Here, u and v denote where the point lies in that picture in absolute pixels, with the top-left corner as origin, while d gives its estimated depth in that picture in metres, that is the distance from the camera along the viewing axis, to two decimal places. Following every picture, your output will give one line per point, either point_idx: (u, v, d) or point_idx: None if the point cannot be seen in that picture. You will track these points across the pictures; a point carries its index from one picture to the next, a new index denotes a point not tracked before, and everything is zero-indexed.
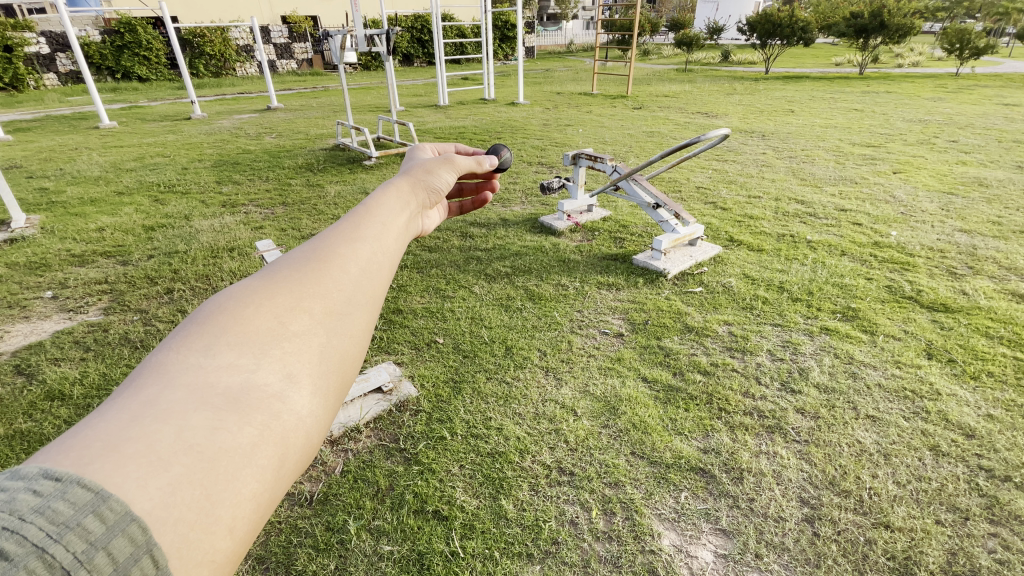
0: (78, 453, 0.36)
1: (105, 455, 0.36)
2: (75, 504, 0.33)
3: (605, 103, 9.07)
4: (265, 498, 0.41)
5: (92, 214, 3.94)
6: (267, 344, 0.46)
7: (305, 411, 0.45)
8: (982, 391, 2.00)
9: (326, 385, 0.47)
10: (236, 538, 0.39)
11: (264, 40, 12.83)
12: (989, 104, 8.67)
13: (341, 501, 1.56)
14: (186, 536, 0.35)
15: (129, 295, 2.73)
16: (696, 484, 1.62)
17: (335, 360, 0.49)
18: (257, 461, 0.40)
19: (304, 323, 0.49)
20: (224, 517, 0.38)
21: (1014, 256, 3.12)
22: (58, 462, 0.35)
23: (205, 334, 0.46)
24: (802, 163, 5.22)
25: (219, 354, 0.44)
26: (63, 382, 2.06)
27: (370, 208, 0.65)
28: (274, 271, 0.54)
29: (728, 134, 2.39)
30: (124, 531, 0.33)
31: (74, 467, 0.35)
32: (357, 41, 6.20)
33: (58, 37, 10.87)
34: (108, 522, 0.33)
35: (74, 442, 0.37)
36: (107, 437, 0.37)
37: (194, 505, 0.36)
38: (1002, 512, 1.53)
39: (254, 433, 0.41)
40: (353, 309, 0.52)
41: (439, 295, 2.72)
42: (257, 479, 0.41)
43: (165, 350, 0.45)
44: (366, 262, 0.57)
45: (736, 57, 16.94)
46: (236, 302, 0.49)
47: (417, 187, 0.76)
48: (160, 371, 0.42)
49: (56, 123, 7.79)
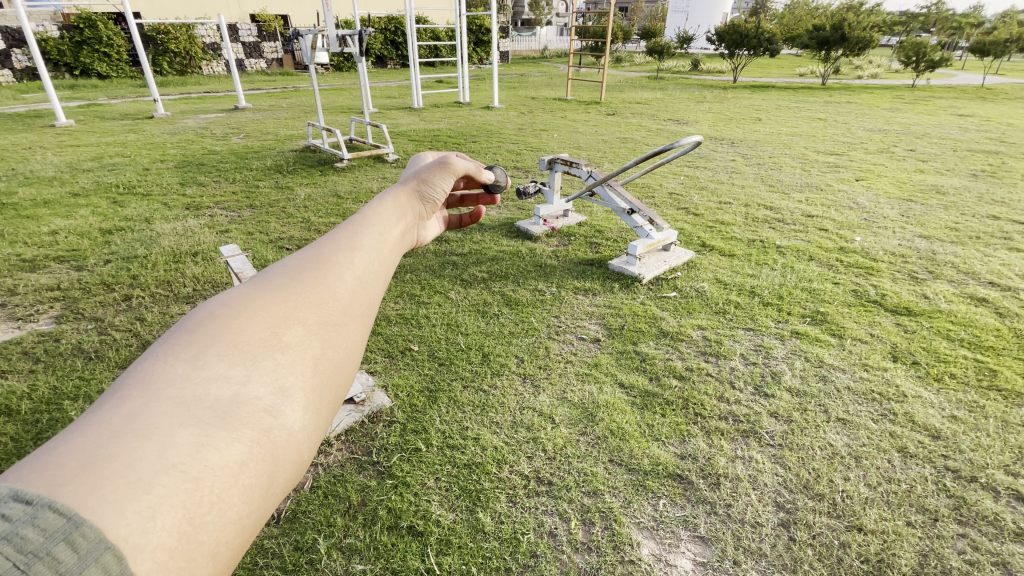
0: (54, 471, 0.33)
1: (82, 473, 0.33)
2: (46, 531, 0.30)
3: (579, 109, 9.18)
4: (254, 519, 0.39)
5: (45, 216, 3.73)
6: (260, 355, 0.44)
7: (297, 426, 0.43)
8: (945, 392, 2.06)
9: (319, 400, 0.46)
10: (220, 563, 0.36)
11: (231, 37, 12.49)
12: (943, 115, 9.09)
13: (310, 518, 1.49)
14: (165, 564, 0.32)
15: (84, 302, 2.58)
16: (674, 490, 1.61)
17: (332, 372, 0.47)
18: (244, 482, 0.38)
19: (297, 334, 0.47)
20: (208, 542, 0.35)
21: (971, 261, 3.25)
22: (29, 482, 0.32)
23: (196, 345, 0.44)
24: (770, 170, 5.36)
25: (210, 365, 0.42)
26: (9, 396, 1.92)
27: (366, 218, 0.63)
28: (268, 279, 0.52)
29: (700, 141, 2.26)
30: (96, 560, 0.29)
31: (47, 488, 0.32)
32: (329, 41, 6.05)
33: (12, 33, 10.40)
34: (79, 550, 0.30)
35: (49, 462, 0.34)
36: (83, 455, 0.34)
37: (175, 531, 0.33)
38: (969, 512, 1.56)
39: (244, 449, 0.38)
40: (348, 321, 0.51)
41: (413, 300, 2.67)
42: (245, 499, 0.38)
43: (153, 359, 0.43)
44: (363, 273, 0.55)
45: (705, 66, 17.35)
46: (226, 311, 0.47)
47: (414, 197, 0.73)
48: (148, 383, 0.40)
49: (9, 121, 7.39)
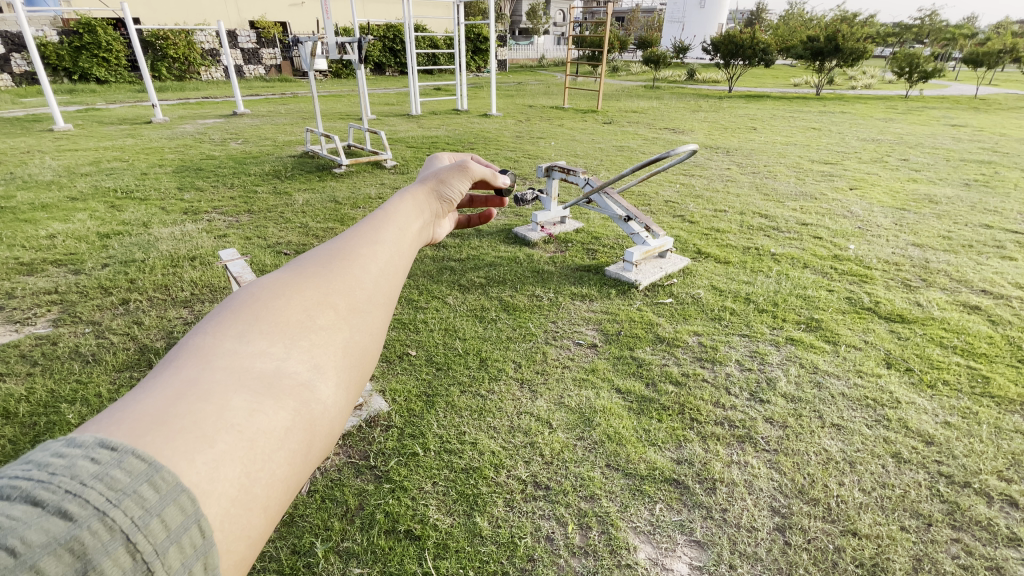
0: (131, 424, 0.36)
1: (155, 428, 0.36)
2: (130, 472, 0.33)
3: (576, 117, 9.26)
4: (298, 482, 0.41)
5: (43, 220, 3.73)
6: (297, 335, 0.45)
7: (331, 401, 0.44)
8: (939, 398, 2.08)
9: (352, 378, 0.47)
10: (270, 516, 0.39)
11: (230, 43, 12.55)
12: (936, 125, 9.20)
13: (308, 522, 1.49)
14: (228, 509, 0.36)
15: (82, 305, 2.58)
16: (670, 495, 1.62)
17: (362, 354, 0.49)
18: (288, 446, 0.40)
19: (329, 318, 0.48)
20: (260, 495, 0.38)
21: (963, 269, 3.28)
22: (111, 432, 0.36)
23: (240, 322, 0.46)
24: (765, 178, 5.41)
25: (252, 342, 0.44)
26: (7, 399, 1.92)
27: (388, 213, 0.64)
28: (301, 266, 0.54)
29: (696, 149, 2.29)
30: (176, 500, 0.34)
31: (127, 437, 0.35)
32: (328, 48, 6.09)
33: (12, 37, 10.42)
34: (161, 490, 0.34)
35: (124, 417, 0.37)
36: (154, 412, 0.37)
37: (235, 483, 0.37)
38: (963, 518, 1.58)
39: (287, 418, 0.40)
40: (375, 307, 0.51)
41: (412, 305, 2.68)
42: (289, 463, 0.40)
43: (202, 335, 0.45)
44: (389, 264, 0.56)
45: (701, 76, 17.53)
46: (265, 293, 0.49)
47: (431, 197, 0.74)
48: (200, 356, 0.42)
49: (6, 124, 7.38)
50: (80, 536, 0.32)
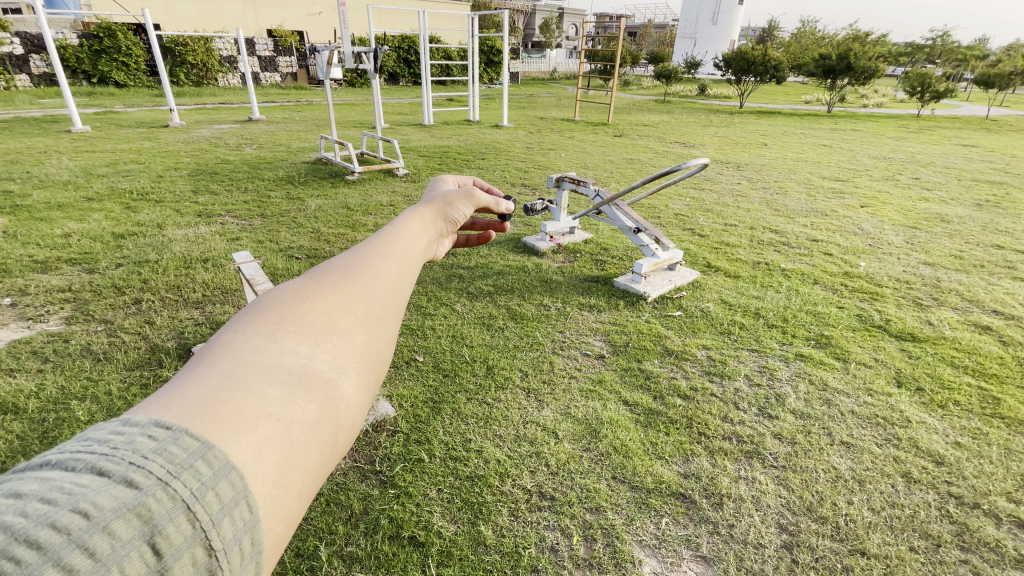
0: (179, 408, 0.38)
1: (202, 412, 0.38)
2: (186, 449, 0.35)
3: (587, 129, 9.31)
4: (325, 471, 0.42)
5: (59, 219, 3.79)
6: (321, 336, 0.47)
7: (352, 400, 0.45)
8: (949, 418, 2.05)
9: (369, 378, 0.48)
10: (302, 501, 0.41)
11: (248, 51, 12.78)
12: (948, 145, 9.15)
13: (312, 525, 1.49)
14: (270, 490, 0.38)
15: (94, 304, 2.62)
16: (676, 509, 1.60)
17: (378, 358, 0.50)
18: (318, 437, 0.41)
19: (349, 322, 0.50)
20: (296, 480, 0.40)
21: (975, 289, 3.25)
22: (162, 414, 0.37)
23: (269, 321, 0.47)
24: (776, 194, 5.39)
25: (281, 340, 0.45)
26: (17, 395, 1.94)
27: (398, 229, 0.66)
28: (319, 274, 0.55)
29: (704, 164, 2.32)
30: (227, 476, 0.36)
31: (178, 419, 0.37)
32: (343, 57, 6.17)
33: (34, 39, 10.64)
34: (214, 467, 0.35)
35: (170, 402, 0.39)
36: (200, 398, 0.39)
37: (275, 466, 0.39)
38: (972, 539, 1.55)
39: (315, 411, 0.42)
40: (387, 315, 0.53)
41: (419, 312, 2.69)
42: (318, 453, 0.42)
43: (231, 332, 0.46)
44: (401, 274, 0.58)
45: (712, 92, 17.58)
46: (290, 295, 0.51)
47: (437, 217, 0.76)
48: (231, 351, 0.44)
49: (25, 125, 7.53)
50: (146, 502, 0.33)
